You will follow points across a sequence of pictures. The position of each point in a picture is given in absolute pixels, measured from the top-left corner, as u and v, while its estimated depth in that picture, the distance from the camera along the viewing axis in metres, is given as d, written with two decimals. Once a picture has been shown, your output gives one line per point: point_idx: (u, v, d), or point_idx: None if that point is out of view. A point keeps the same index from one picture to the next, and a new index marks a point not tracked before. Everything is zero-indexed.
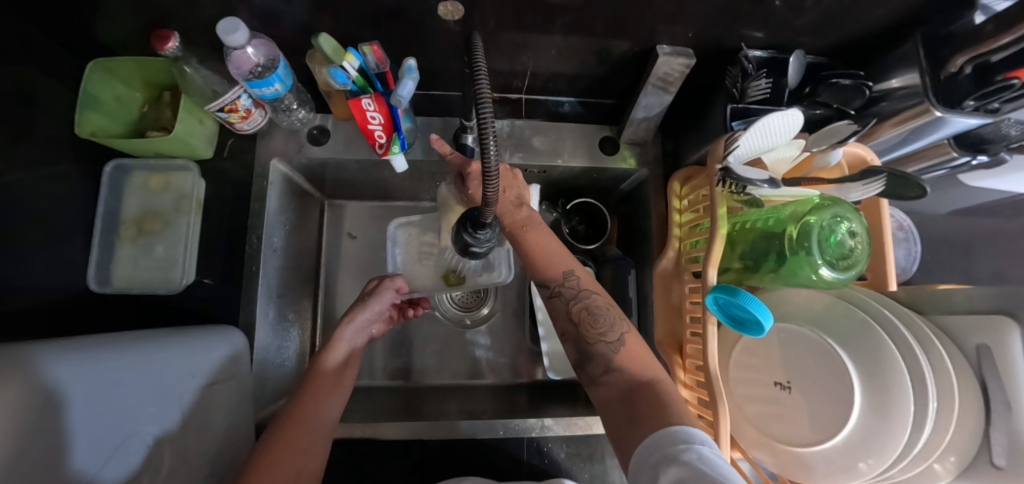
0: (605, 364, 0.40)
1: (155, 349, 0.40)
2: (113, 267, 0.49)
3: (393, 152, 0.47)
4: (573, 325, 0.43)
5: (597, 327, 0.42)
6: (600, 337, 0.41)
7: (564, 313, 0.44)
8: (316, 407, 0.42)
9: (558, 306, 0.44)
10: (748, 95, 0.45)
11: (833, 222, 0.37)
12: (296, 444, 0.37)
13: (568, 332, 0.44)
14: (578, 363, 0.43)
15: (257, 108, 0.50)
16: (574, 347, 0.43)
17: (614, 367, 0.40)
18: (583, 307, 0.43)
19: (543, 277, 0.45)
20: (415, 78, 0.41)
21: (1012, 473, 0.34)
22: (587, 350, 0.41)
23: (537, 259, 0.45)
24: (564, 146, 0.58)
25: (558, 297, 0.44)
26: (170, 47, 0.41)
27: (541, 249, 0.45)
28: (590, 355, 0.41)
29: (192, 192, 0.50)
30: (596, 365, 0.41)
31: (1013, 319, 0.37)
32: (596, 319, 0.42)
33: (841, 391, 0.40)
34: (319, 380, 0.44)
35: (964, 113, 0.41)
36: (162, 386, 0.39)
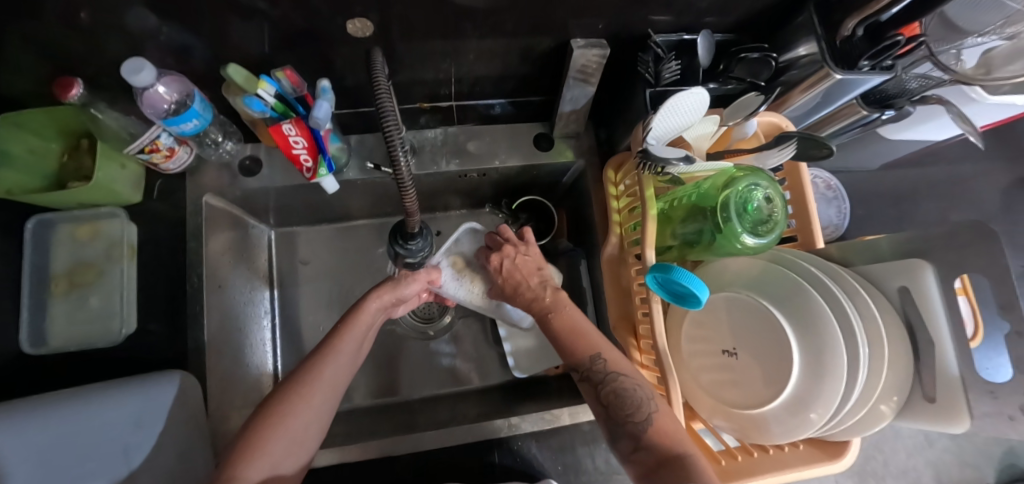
0: (633, 442, 0.39)
1: (96, 405, 0.41)
2: (47, 327, 0.47)
3: (321, 175, 0.47)
4: (602, 407, 0.43)
5: (625, 409, 0.41)
6: (628, 418, 0.40)
7: (595, 397, 0.44)
8: (332, 372, 0.40)
9: (586, 389, 0.45)
10: (662, 78, 0.47)
11: (749, 190, 0.39)
12: (297, 404, 0.37)
13: (601, 411, 0.44)
14: (612, 440, 0.43)
15: (180, 145, 0.49)
16: (607, 428, 0.43)
17: (642, 445, 0.39)
18: (611, 390, 0.42)
19: (569, 361, 0.46)
20: (330, 98, 0.41)
21: (943, 404, 0.38)
22: (614, 431, 0.41)
23: (563, 341, 0.47)
24: (500, 147, 0.59)
25: (587, 381, 0.44)
26: (73, 94, 0.40)
27: (568, 337, 0.46)
28: (621, 434, 0.41)
29: (123, 236, 0.49)
30: (625, 442, 0.41)
31: (924, 260, 0.40)
32: (624, 401, 0.41)
33: (781, 350, 0.42)
34: (342, 346, 0.42)
35: (861, 72, 0.43)
36: (104, 442, 0.40)
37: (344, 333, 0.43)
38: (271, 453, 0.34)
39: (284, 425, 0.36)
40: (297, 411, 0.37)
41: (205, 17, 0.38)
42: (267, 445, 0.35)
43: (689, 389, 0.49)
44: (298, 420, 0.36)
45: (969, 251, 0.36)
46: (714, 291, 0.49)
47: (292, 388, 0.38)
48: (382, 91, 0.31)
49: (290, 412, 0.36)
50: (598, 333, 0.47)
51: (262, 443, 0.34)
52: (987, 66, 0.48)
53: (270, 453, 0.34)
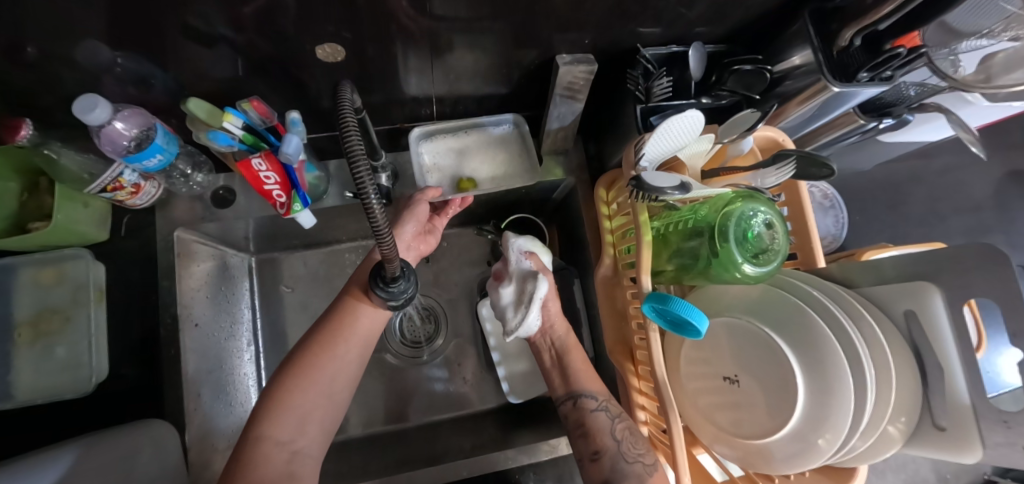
0: None
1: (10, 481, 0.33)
2: (13, 378, 0.44)
3: (296, 210, 0.44)
4: (614, 443, 0.42)
5: (635, 447, 0.42)
6: (639, 458, 0.41)
7: (607, 431, 0.43)
8: (360, 319, 0.44)
9: (600, 419, 0.44)
10: (653, 94, 0.44)
11: (749, 216, 0.37)
12: (326, 351, 0.42)
13: (603, 449, 0.42)
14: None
15: (147, 180, 0.46)
16: (607, 464, 0.41)
17: None
18: (625, 427, 0.43)
19: (578, 387, 0.46)
20: (301, 131, 0.39)
21: (954, 432, 0.36)
22: (622, 470, 0.40)
23: (572, 374, 0.48)
24: (485, 147, 0.55)
25: (600, 411, 0.44)
26: (22, 135, 0.38)
27: (583, 371, 0.48)
28: (625, 474, 0.40)
29: (89, 279, 0.46)
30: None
31: (931, 283, 0.38)
32: (636, 440, 0.42)
33: (784, 377, 0.40)
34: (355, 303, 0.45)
35: (861, 85, 0.41)
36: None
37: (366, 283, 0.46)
38: (297, 405, 0.39)
39: (315, 373, 0.41)
40: (323, 362, 0.42)
41: (157, 47, 0.35)
42: (293, 397, 0.40)
43: (689, 414, 0.48)
44: (319, 376, 0.41)
45: (975, 274, 0.35)
46: (712, 315, 0.47)
47: (305, 351, 0.42)
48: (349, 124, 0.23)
49: (320, 357, 0.42)
50: (595, 373, 0.48)
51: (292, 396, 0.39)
52: (986, 73, 0.46)
53: (297, 399, 0.39)
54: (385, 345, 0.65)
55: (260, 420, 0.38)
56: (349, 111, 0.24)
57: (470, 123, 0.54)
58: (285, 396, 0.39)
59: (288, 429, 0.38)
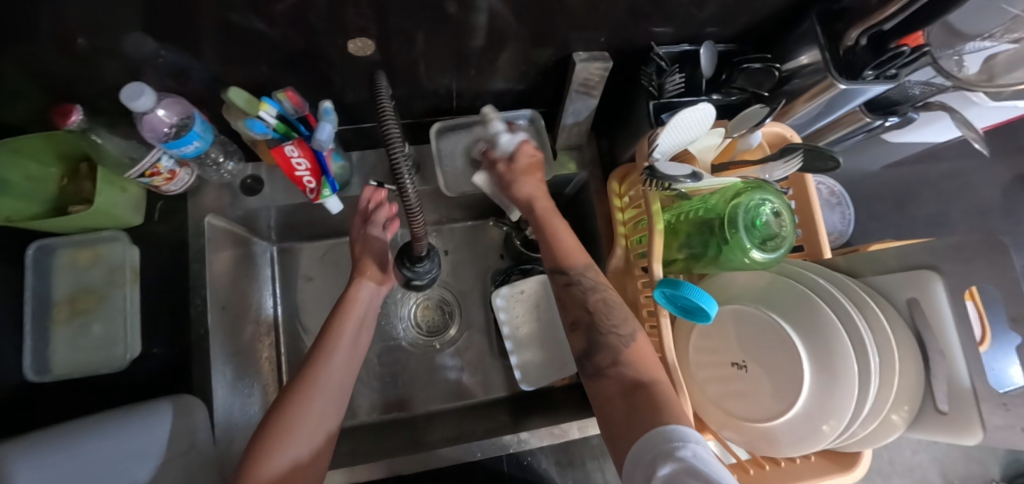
0: (612, 357, 0.40)
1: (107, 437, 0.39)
2: (51, 353, 0.46)
3: (325, 196, 0.46)
4: (586, 313, 0.43)
5: (611, 321, 0.42)
6: (613, 329, 0.42)
7: (581, 302, 0.44)
8: (336, 346, 0.45)
9: (575, 293, 0.45)
10: (666, 90, 0.46)
11: (759, 204, 0.39)
12: (314, 380, 0.42)
13: (580, 321, 0.44)
14: (584, 354, 0.43)
15: (182, 167, 0.49)
16: (583, 337, 0.43)
17: (621, 361, 0.40)
18: (600, 299, 0.44)
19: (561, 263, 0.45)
20: (333, 120, 0.41)
21: (954, 416, 0.38)
22: (598, 340, 0.42)
23: (557, 249, 0.47)
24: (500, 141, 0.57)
25: (575, 285, 0.45)
26: (72, 121, 0.40)
27: (565, 241, 0.47)
28: (601, 346, 0.41)
29: (125, 260, 0.49)
30: (604, 356, 0.41)
31: (934, 271, 0.40)
32: (610, 312, 0.43)
33: (791, 362, 0.42)
34: (354, 308, 0.49)
35: (867, 83, 0.43)
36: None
37: (345, 314, 0.48)
38: (311, 408, 0.40)
39: (307, 406, 0.40)
40: (317, 392, 0.41)
41: (202, 38, 0.37)
42: (311, 401, 0.41)
43: (697, 400, 0.49)
44: (329, 376, 0.43)
45: (976, 264, 0.36)
46: (721, 302, 0.49)
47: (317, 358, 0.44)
48: (392, 131, 0.29)
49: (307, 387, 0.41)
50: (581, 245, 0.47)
51: (307, 400, 0.41)
52: (989, 73, 0.47)
53: (310, 409, 0.40)
54: (399, 333, 0.67)
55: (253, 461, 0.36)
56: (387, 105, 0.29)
57: (487, 117, 0.56)
58: (279, 425, 0.39)
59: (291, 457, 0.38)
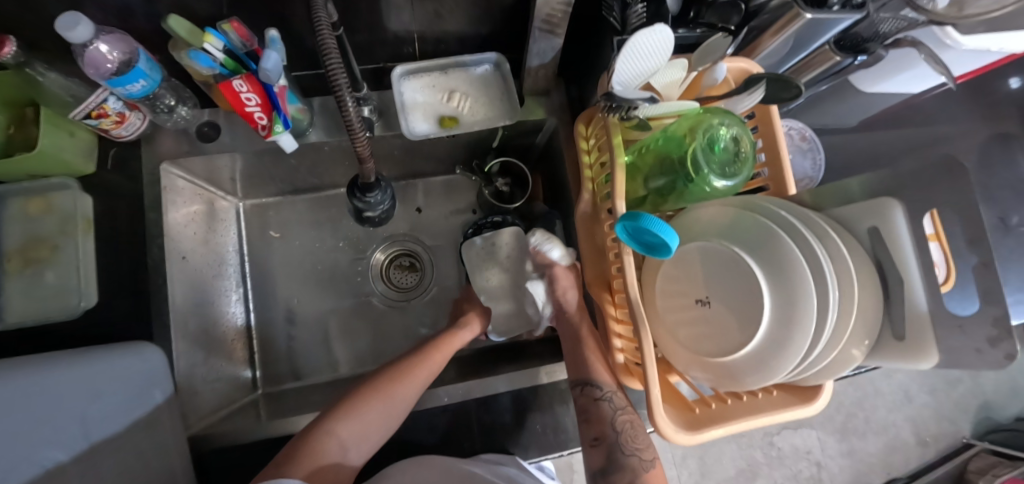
0: (631, 475, 0.44)
1: (90, 362, 0.39)
2: (4, 302, 0.45)
3: (278, 132, 0.45)
4: (615, 431, 0.46)
5: (634, 440, 0.46)
6: (636, 451, 0.45)
7: (609, 420, 0.47)
8: (427, 367, 0.51)
9: (604, 409, 0.47)
10: (629, 23, 0.44)
11: (713, 129, 0.39)
12: (410, 370, 0.49)
13: (603, 436, 0.46)
14: (601, 470, 0.45)
15: (131, 110, 0.47)
16: (605, 454, 0.45)
17: (638, 483, 0.43)
18: (626, 420, 0.47)
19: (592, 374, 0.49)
20: (280, 49, 0.39)
21: (911, 341, 0.38)
22: (620, 459, 0.44)
23: (585, 362, 0.50)
24: (463, 88, 0.54)
25: (605, 401, 0.48)
26: (6, 52, 0.37)
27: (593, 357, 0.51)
28: (622, 465, 0.44)
29: (77, 209, 0.46)
30: (622, 474, 0.44)
31: (894, 198, 0.39)
32: (636, 433, 0.46)
33: (753, 299, 0.42)
34: (449, 345, 0.55)
35: (830, 12, 0.42)
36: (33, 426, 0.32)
37: (441, 349, 0.54)
38: (375, 408, 0.45)
39: (397, 387, 0.47)
40: (404, 383, 0.48)
41: None
42: (397, 388, 0.47)
43: (664, 342, 0.49)
44: (415, 383, 0.49)
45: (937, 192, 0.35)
46: (687, 240, 0.48)
47: (410, 363, 0.50)
48: (330, 46, 0.29)
49: (399, 378, 0.48)
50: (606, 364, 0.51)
51: (396, 384, 0.47)
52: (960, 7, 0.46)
53: (385, 399, 0.46)
54: (371, 290, 0.67)
55: (336, 416, 0.44)
56: (324, 24, 0.29)
57: (453, 61, 0.54)
58: (367, 394, 0.46)
59: (351, 434, 0.43)
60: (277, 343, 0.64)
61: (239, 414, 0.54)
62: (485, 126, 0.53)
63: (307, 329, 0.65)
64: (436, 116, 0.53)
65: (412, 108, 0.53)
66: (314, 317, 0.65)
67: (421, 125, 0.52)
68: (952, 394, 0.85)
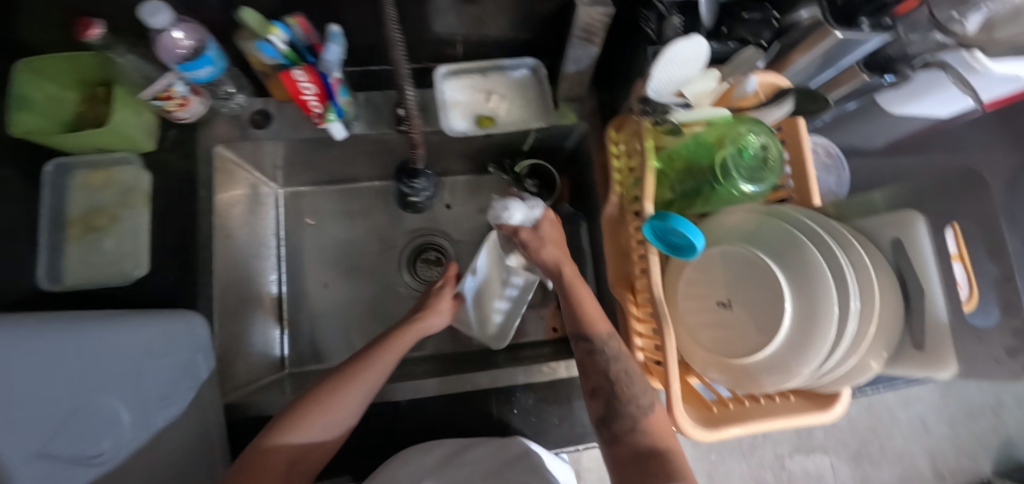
0: (630, 424, 0.44)
1: (133, 323, 0.41)
2: (64, 265, 0.49)
3: (329, 120, 0.49)
4: (609, 382, 0.46)
5: (631, 389, 0.46)
6: (635, 399, 0.45)
7: (603, 371, 0.47)
8: (376, 362, 0.47)
9: (598, 361, 0.48)
10: (665, 34, 0.47)
11: (741, 136, 0.41)
12: (351, 376, 0.44)
13: (601, 388, 0.47)
14: (602, 419, 0.46)
15: (194, 94, 0.50)
16: (603, 404, 0.46)
17: (638, 429, 0.44)
18: (622, 369, 0.47)
19: (586, 330, 0.49)
20: (340, 43, 0.42)
21: (932, 352, 0.39)
22: (617, 408, 0.45)
23: (582, 317, 0.50)
24: (500, 90, 0.57)
25: (597, 354, 0.48)
26: (93, 35, 0.40)
27: (588, 309, 0.51)
28: (620, 414, 0.44)
29: (137, 183, 0.51)
30: (622, 423, 0.44)
31: (919, 211, 0.40)
32: (632, 381, 0.46)
33: (775, 304, 0.43)
34: (403, 335, 0.51)
35: (859, 32, 0.45)
36: (85, 383, 0.35)
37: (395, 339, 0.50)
38: (318, 420, 0.42)
39: (337, 398, 0.43)
40: (348, 388, 0.44)
41: None
42: (341, 395, 0.43)
43: (683, 344, 0.50)
44: (363, 379, 0.45)
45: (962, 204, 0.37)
46: (712, 245, 0.50)
47: (359, 360, 0.46)
48: (397, 43, 0.33)
49: (342, 386, 0.44)
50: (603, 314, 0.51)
51: (342, 389, 0.43)
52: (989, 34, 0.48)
53: (331, 406, 0.43)
54: (396, 280, 0.70)
55: (278, 429, 0.40)
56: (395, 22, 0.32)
57: (492, 65, 0.57)
58: (306, 407, 0.42)
59: (302, 440, 0.41)
60: (304, 325, 0.67)
61: (268, 390, 0.57)
62: (520, 126, 0.56)
63: (333, 314, 0.67)
64: (474, 114, 0.56)
65: (452, 105, 0.56)
66: (341, 302, 0.68)
67: (459, 121, 0.55)
68: (974, 428, 0.83)
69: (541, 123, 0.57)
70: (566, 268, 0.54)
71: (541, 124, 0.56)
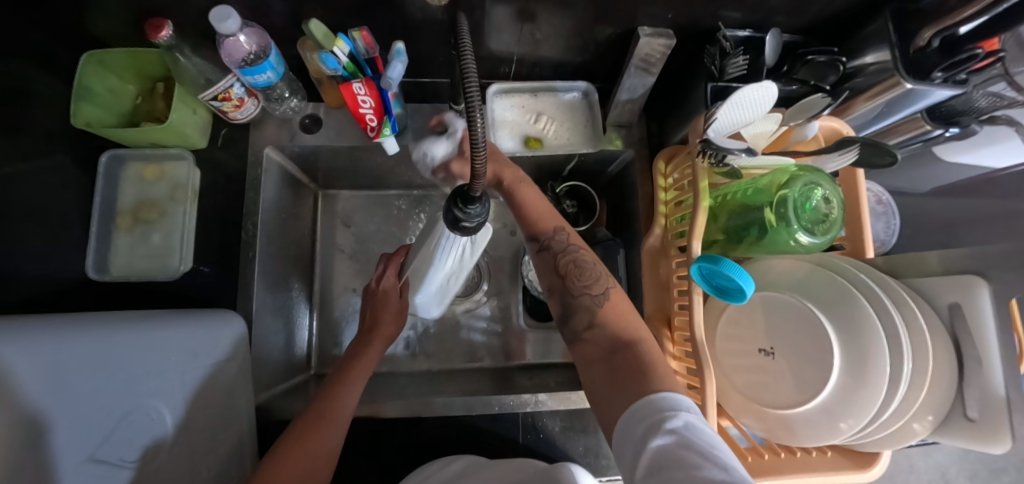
0: (587, 319, 0.43)
1: (179, 327, 0.41)
2: (110, 255, 0.50)
3: (384, 135, 0.49)
4: (559, 278, 0.46)
5: (583, 281, 0.45)
6: (586, 292, 0.44)
7: (552, 267, 0.47)
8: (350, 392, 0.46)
9: (545, 259, 0.47)
10: (726, 73, 0.46)
11: (807, 190, 0.39)
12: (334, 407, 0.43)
13: (555, 286, 0.47)
14: (562, 318, 0.46)
15: (249, 96, 0.51)
16: (559, 302, 0.46)
17: (596, 323, 0.42)
18: (569, 260, 0.46)
19: (533, 229, 0.48)
20: (403, 61, 0.43)
21: (982, 425, 0.37)
22: (570, 303, 0.44)
23: (527, 214, 0.49)
24: (549, 112, 0.57)
25: (546, 251, 0.47)
26: (163, 36, 0.40)
27: (533, 209, 0.49)
28: (575, 310, 0.44)
29: (188, 181, 0.52)
30: (579, 321, 0.44)
31: (981, 278, 0.39)
32: (581, 272, 0.45)
33: (821, 355, 0.41)
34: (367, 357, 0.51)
35: (933, 85, 0.42)
36: (136, 388, 0.37)
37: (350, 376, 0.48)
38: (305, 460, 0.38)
39: (327, 424, 0.41)
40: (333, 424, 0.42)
41: None
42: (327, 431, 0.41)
43: (719, 383, 0.50)
44: (343, 405, 0.44)
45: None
46: (758, 287, 0.49)
47: (336, 392, 0.45)
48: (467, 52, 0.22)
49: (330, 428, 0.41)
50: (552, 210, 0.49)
51: (328, 423, 0.42)
52: None
53: (323, 436, 0.40)
54: None
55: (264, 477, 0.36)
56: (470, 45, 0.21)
57: (545, 86, 0.57)
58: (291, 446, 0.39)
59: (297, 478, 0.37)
60: (333, 326, 0.67)
61: (294, 392, 0.58)
62: (566, 149, 0.56)
63: (359, 318, 0.68)
64: (521, 133, 0.57)
65: (501, 122, 0.57)
66: None
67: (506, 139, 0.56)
68: None
69: (589, 147, 0.57)
70: (507, 174, 0.51)
71: (586, 149, 0.56)
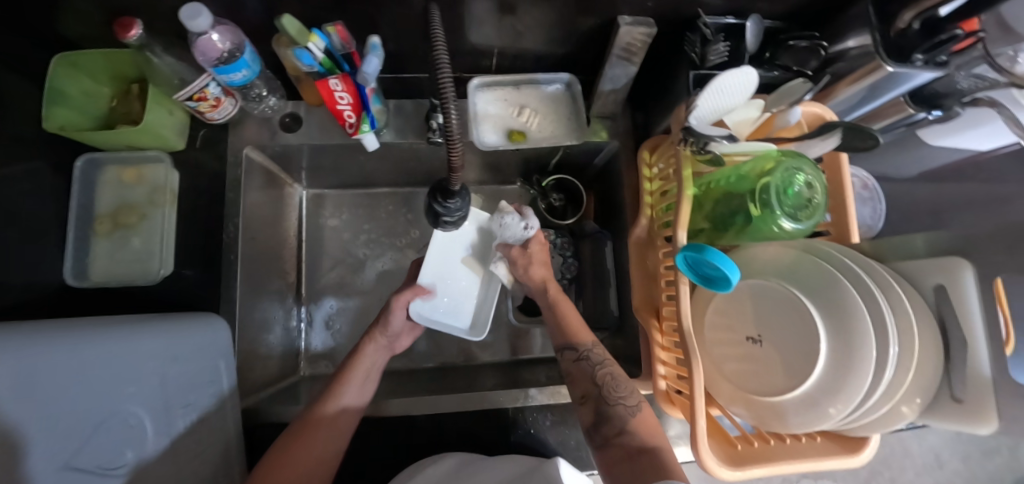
0: (618, 426, 0.42)
1: (155, 330, 0.40)
2: (90, 261, 0.49)
3: (363, 131, 0.50)
4: (596, 388, 0.45)
5: (617, 392, 0.45)
6: (620, 400, 0.44)
7: (588, 377, 0.46)
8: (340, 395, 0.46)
9: (581, 368, 0.48)
10: (709, 60, 0.46)
11: (790, 174, 0.39)
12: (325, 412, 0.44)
13: (588, 394, 0.46)
14: (592, 425, 0.44)
15: (226, 96, 0.50)
16: (591, 409, 0.45)
17: (626, 430, 0.42)
18: (606, 374, 0.46)
19: (570, 339, 0.49)
20: (380, 55, 0.42)
21: (970, 405, 0.37)
22: (605, 411, 0.44)
23: (566, 327, 0.51)
24: (533, 105, 0.58)
25: (584, 360, 0.48)
26: (132, 35, 0.39)
27: (571, 321, 0.51)
28: (607, 417, 0.43)
29: (166, 183, 0.51)
30: (610, 426, 0.43)
31: (966, 260, 0.39)
32: (617, 384, 0.45)
33: (808, 342, 0.41)
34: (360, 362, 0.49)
35: (913, 67, 0.42)
36: (112, 393, 0.35)
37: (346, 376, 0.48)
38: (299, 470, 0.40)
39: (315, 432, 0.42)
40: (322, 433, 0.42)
41: None
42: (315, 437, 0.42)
43: (708, 373, 0.50)
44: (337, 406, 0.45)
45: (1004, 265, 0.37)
46: (745, 275, 0.48)
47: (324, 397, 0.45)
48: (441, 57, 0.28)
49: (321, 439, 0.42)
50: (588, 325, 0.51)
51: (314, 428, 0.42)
52: None
53: (313, 442, 0.41)
54: None
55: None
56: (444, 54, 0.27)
57: (527, 78, 0.58)
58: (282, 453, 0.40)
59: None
60: (322, 327, 0.67)
61: (283, 394, 0.57)
62: (550, 141, 0.56)
63: (349, 318, 0.67)
64: (506, 128, 0.57)
65: (484, 116, 0.57)
66: (357, 307, 0.68)
67: (490, 134, 0.56)
68: None
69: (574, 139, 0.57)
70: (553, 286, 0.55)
71: (570, 141, 0.57)
